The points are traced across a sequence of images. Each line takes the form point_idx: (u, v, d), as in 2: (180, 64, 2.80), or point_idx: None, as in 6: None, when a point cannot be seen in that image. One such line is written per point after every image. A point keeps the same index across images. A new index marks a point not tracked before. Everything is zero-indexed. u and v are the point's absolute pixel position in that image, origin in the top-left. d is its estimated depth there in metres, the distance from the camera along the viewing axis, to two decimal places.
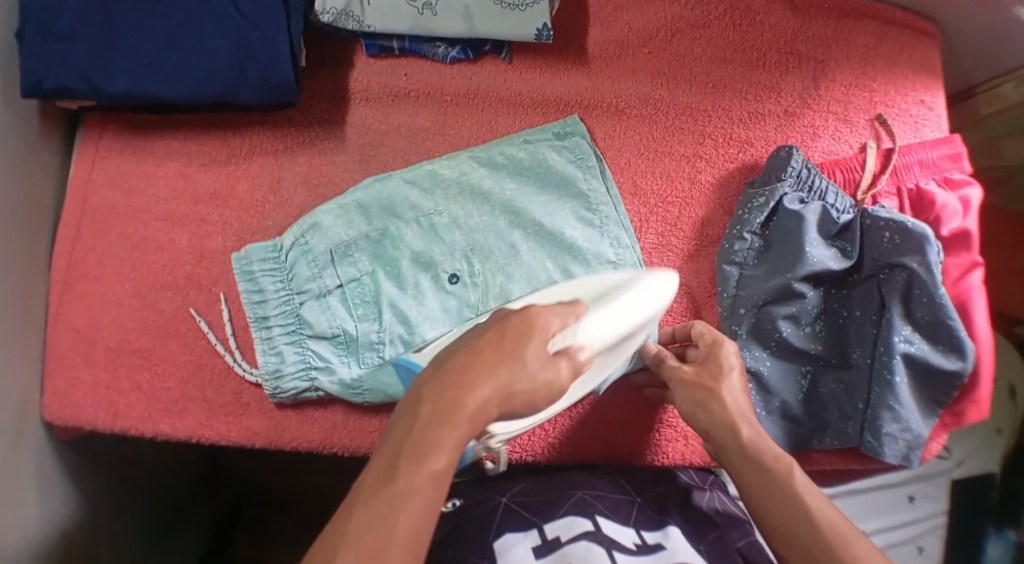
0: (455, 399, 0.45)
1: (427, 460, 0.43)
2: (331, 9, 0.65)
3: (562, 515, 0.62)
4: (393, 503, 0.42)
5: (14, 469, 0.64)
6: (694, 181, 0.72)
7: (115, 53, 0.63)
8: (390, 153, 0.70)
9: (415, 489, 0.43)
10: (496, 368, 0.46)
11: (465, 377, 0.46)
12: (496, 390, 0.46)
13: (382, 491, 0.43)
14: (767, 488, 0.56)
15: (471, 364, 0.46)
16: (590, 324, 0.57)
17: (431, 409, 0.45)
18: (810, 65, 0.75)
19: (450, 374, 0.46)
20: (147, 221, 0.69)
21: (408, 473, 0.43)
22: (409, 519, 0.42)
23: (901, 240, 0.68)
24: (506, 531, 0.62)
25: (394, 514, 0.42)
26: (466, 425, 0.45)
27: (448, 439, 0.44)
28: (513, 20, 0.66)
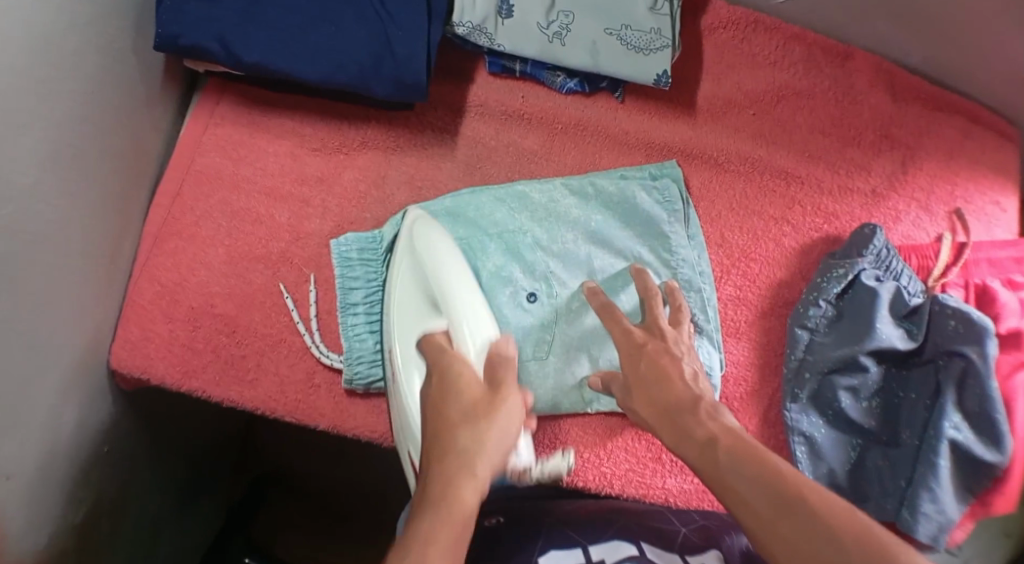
0: (451, 403, 0.54)
1: (455, 449, 0.50)
2: (467, 22, 0.68)
3: (607, 539, 0.61)
4: (442, 487, 0.47)
5: (74, 408, 0.65)
6: (778, 243, 0.75)
7: (255, 23, 0.65)
8: (494, 167, 0.73)
9: (465, 475, 0.48)
10: (464, 380, 0.56)
11: (446, 390, 0.56)
12: (478, 394, 0.55)
13: (427, 489, 0.47)
14: (709, 457, 0.49)
15: (448, 390, 0.56)
16: (466, 317, 0.63)
17: (438, 424, 0.53)
18: (901, 150, 0.78)
19: (435, 403, 0.55)
20: (250, 192, 0.71)
21: (445, 466, 0.49)
22: (472, 496, 0.46)
23: (964, 330, 0.70)
24: (550, 548, 0.61)
25: (450, 491, 0.46)
26: (474, 416, 0.53)
27: (465, 428, 0.52)
28: (635, 62, 0.69)
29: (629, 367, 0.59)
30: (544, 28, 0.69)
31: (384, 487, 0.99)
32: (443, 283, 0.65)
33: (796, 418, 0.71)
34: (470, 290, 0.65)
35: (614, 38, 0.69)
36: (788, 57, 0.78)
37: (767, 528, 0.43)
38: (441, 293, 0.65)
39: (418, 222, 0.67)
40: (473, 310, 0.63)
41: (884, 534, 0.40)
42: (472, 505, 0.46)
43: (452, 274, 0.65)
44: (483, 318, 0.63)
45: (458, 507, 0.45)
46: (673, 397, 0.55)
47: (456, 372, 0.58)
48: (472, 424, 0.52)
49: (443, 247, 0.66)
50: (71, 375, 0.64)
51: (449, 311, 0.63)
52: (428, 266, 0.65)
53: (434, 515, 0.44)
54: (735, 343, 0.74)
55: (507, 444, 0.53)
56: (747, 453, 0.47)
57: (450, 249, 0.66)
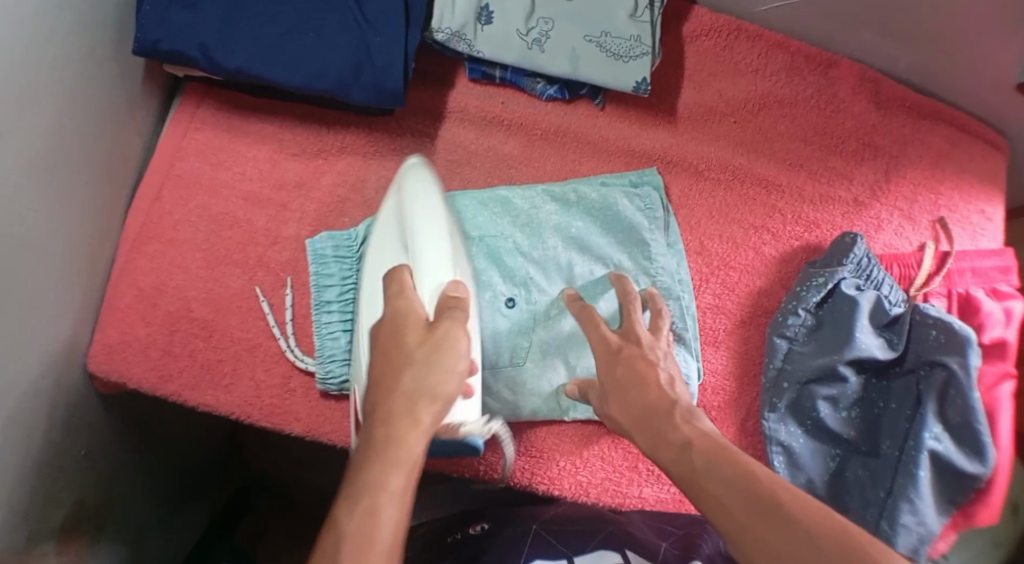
0: (396, 339, 0.49)
1: (400, 388, 0.47)
2: (446, 28, 0.68)
3: (593, 549, 0.63)
4: (385, 427, 0.45)
5: (51, 410, 0.64)
6: (758, 252, 0.75)
7: (234, 29, 0.65)
8: (474, 173, 0.73)
9: (410, 412, 0.46)
10: (412, 317, 0.51)
11: (395, 324, 0.51)
12: (420, 335, 0.49)
13: (371, 432, 0.45)
14: (686, 460, 0.49)
15: (398, 322, 0.51)
16: (424, 261, 0.57)
17: (384, 357, 0.49)
18: (884, 158, 0.77)
19: (383, 335, 0.51)
20: (229, 197, 0.71)
21: (387, 405, 0.46)
22: (418, 442, 0.45)
23: (946, 340, 0.69)
24: (536, 557, 0.63)
25: (394, 433, 0.45)
26: (421, 358, 0.48)
27: (410, 370, 0.47)
28: (615, 70, 0.69)
29: (606, 373, 0.59)
30: (523, 35, 0.69)
31: None
32: (415, 222, 0.60)
33: (774, 427, 0.71)
34: (440, 230, 0.61)
35: (593, 45, 0.69)
36: (771, 64, 0.77)
37: (745, 532, 0.43)
38: (409, 234, 0.60)
39: (412, 171, 0.66)
40: (435, 252, 0.58)
41: (856, 531, 0.40)
42: (414, 448, 0.44)
43: (429, 221, 0.61)
44: (443, 260, 0.58)
45: (404, 448, 0.44)
46: (650, 402, 0.55)
47: (406, 305, 0.52)
48: (421, 365, 0.47)
49: (423, 189, 0.63)
50: (50, 379, 0.64)
51: (413, 249, 0.59)
52: (407, 207, 0.63)
53: (379, 457, 0.43)
54: (713, 351, 0.74)
55: (449, 390, 0.47)
56: (722, 457, 0.47)
57: (433, 200, 0.63)
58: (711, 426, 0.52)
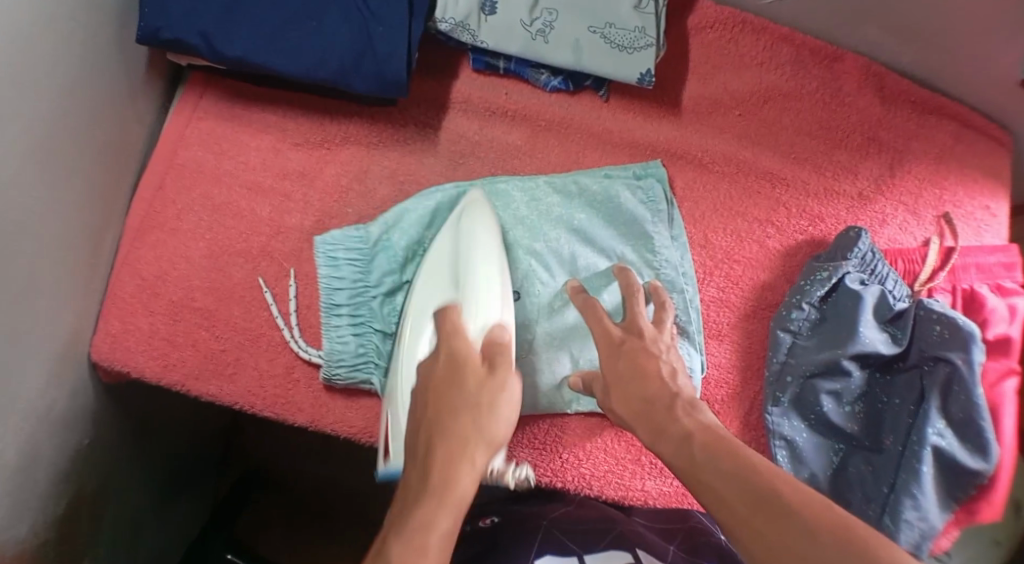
0: (451, 380, 0.51)
1: (457, 430, 0.48)
2: (450, 18, 0.68)
3: (603, 549, 0.61)
4: (441, 471, 0.45)
5: (53, 400, 0.64)
6: (762, 245, 0.75)
7: (237, 17, 0.65)
8: (478, 163, 0.73)
9: (466, 456, 0.46)
10: (468, 360, 0.53)
11: (448, 368, 0.53)
12: (478, 377, 0.52)
13: (425, 472, 0.45)
14: (686, 453, 0.49)
15: (455, 362, 0.53)
16: (476, 294, 0.60)
17: (438, 395, 0.51)
18: (889, 153, 0.77)
19: (437, 376, 0.52)
20: (232, 186, 0.71)
21: (445, 445, 0.47)
22: (469, 483, 0.45)
23: (950, 335, 0.69)
24: (546, 553, 0.61)
25: (449, 475, 0.45)
26: (479, 402, 0.49)
27: (466, 414, 0.49)
28: (619, 61, 0.69)
29: (608, 366, 0.59)
30: (527, 25, 0.69)
31: (363, 485, 0.98)
32: (472, 263, 0.62)
33: (777, 421, 0.71)
34: (487, 267, 0.62)
35: (597, 36, 0.69)
36: (776, 58, 0.77)
37: (742, 524, 0.43)
38: (461, 265, 0.62)
39: (471, 205, 0.67)
40: (487, 284, 0.61)
41: (858, 525, 0.40)
42: (465, 492, 0.45)
43: (481, 250, 0.64)
44: (494, 303, 0.60)
45: (457, 491, 0.44)
46: (651, 394, 0.55)
47: (460, 348, 0.55)
48: (479, 409, 0.49)
49: (479, 228, 0.65)
50: (53, 368, 0.64)
51: (465, 287, 0.60)
52: (462, 244, 0.64)
53: (433, 496, 0.43)
54: (717, 345, 0.74)
55: (500, 436, 0.49)
56: (722, 448, 0.47)
57: (484, 227, 0.65)
58: (713, 418, 0.52)
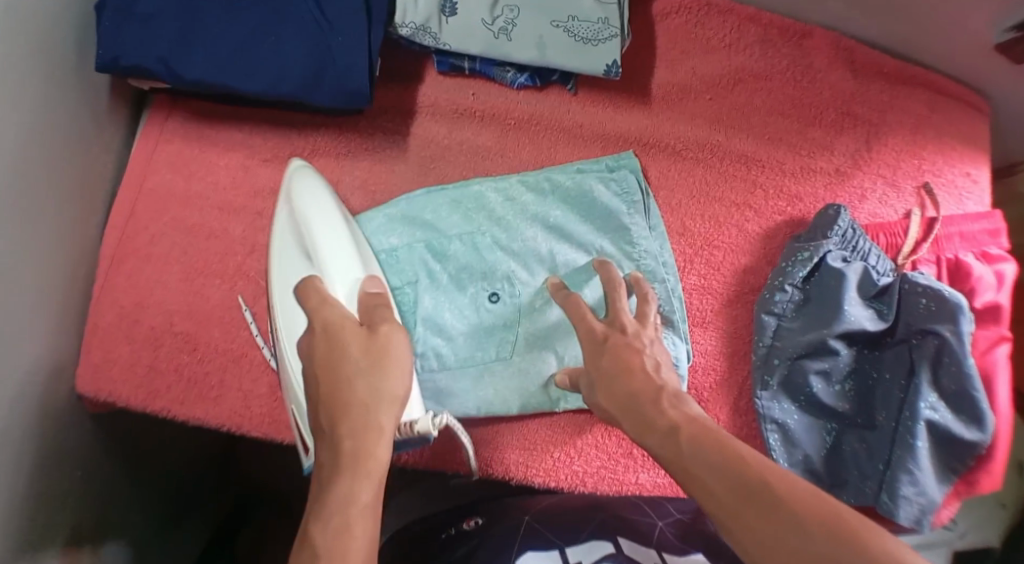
0: (341, 348, 0.54)
1: (357, 389, 0.52)
2: (409, 23, 0.67)
3: (584, 540, 0.60)
4: (335, 527, 0.45)
5: (41, 434, 0.64)
6: (740, 229, 0.74)
7: (194, 38, 0.64)
8: (449, 168, 0.72)
9: (364, 419, 0.51)
10: (346, 354, 0.54)
11: (332, 357, 0.54)
12: (359, 342, 0.55)
13: (317, 532, 0.45)
14: (673, 443, 0.48)
15: (341, 333, 0.55)
16: (333, 264, 0.62)
17: (333, 365, 0.53)
18: (864, 127, 0.76)
19: (323, 350, 0.55)
20: (203, 207, 0.70)
21: (335, 501, 0.46)
22: (359, 540, 0.44)
23: (937, 307, 0.69)
24: (528, 549, 0.60)
25: (342, 534, 0.44)
26: (357, 414, 0.51)
27: (355, 431, 0.50)
28: (584, 55, 0.69)
29: (592, 361, 0.58)
30: (488, 25, 0.68)
31: None
32: (316, 231, 0.63)
33: (767, 405, 0.70)
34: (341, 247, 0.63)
35: (560, 31, 0.68)
36: (744, 38, 0.76)
37: (733, 518, 0.42)
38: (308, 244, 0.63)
39: (296, 178, 0.67)
40: (342, 256, 0.63)
41: (848, 519, 0.38)
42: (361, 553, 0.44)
43: (330, 226, 0.64)
44: (342, 273, 0.62)
45: (373, 459, 0.49)
46: (635, 388, 0.54)
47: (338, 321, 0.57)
48: (377, 362, 0.53)
49: (317, 197, 0.65)
50: (36, 403, 0.63)
51: (318, 258, 0.62)
52: (300, 214, 0.64)
53: (345, 473, 0.48)
54: (702, 333, 0.73)
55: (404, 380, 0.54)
56: (712, 443, 0.46)
57: (324, 205, 0.65)
58: (700, 410, 0.51)
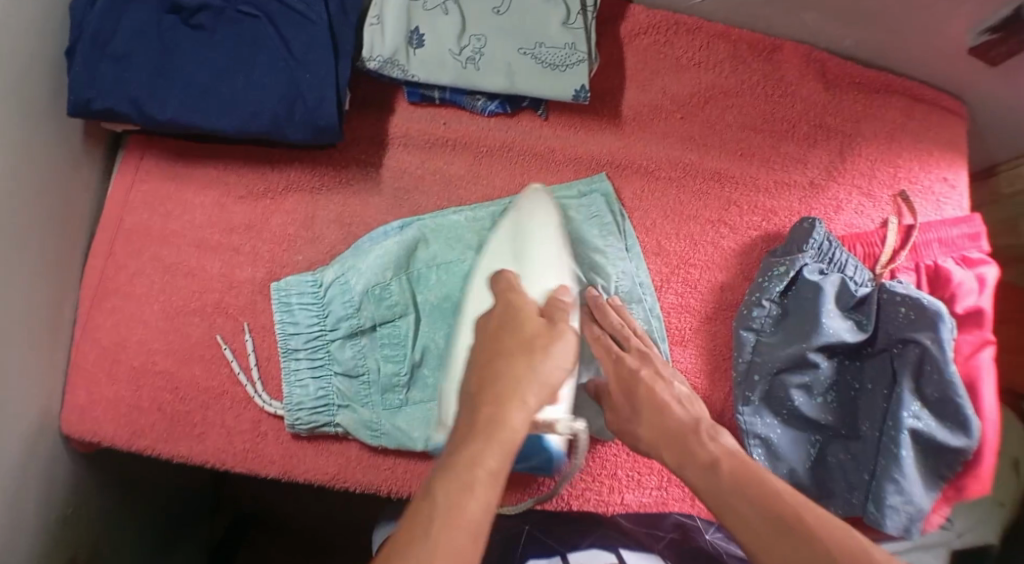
0: (528, 351, 0.52)
1: (517, 394, 0.49)
2: (378, 56, 0.67)
3: (586, 547, 0.63)
4: (451, 493, 0.43)
5: (30, 478, 0.64)
6: (716, 246, 0.75)
7: (166, 80, 0.65)
8: (423, 198, 0.72)
9: (497, 418, 0.48)
10: (525, 323, 0.54)
11: (506, 327, 0.54)
12: (538, 327, 0.54)
13: (430, 497, 0.43)
14: (712, 477, 0.51)
15: (522, 332, 0.53)
16: (536, 264, 0.66)
17: (488, 360, 0.52)
18: (837, 138, 0.77)
19: (493, 346, 0.52)
20: (181, 246, 0.71)
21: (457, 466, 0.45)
22: (476, 507, 0.43)
23: (916, 317, 0.69)
24: (530, 556, 0.63)
25: (457, 501, 0.43)
26: (503, 384, 0.50)
27: (517, 403, 0.49)
28: (554, 80, 0.69)
29: (624, 397, 0.61)
30: (456, 54, 0.68)
31: (357, 511, 0.99)
32: (534, 237, 0.68)
33: (750, 420, 0.70)
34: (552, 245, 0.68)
35: (528, 58, 0.69)
36: (714, 55, 0.77)
37: (766, 549, 0.46)
38: (524, 245, 0.67)
39: (526, 198, 0.71)
40: (547, 261, 0.67)
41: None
42: (477, 521, 0.42)
43: (539, 237, 0.68)
44: (552, 269, 0.66)
45: (484, 466, 0.45)
46: (672, 427, 0.57)
47: (520, 303, 0.57)
48: (532, 355, 0.52)
49: (543, 209, 0.70)
50: (23, 450, 0.64)
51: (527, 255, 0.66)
52: (524, 224, 0.69)
53: (460, 483, 0.44)
54: (683, 351, 0.73)
55: (548, 385, 0.51)
56: (748, 473, 0.50)
57: (548, 219, 0.69)
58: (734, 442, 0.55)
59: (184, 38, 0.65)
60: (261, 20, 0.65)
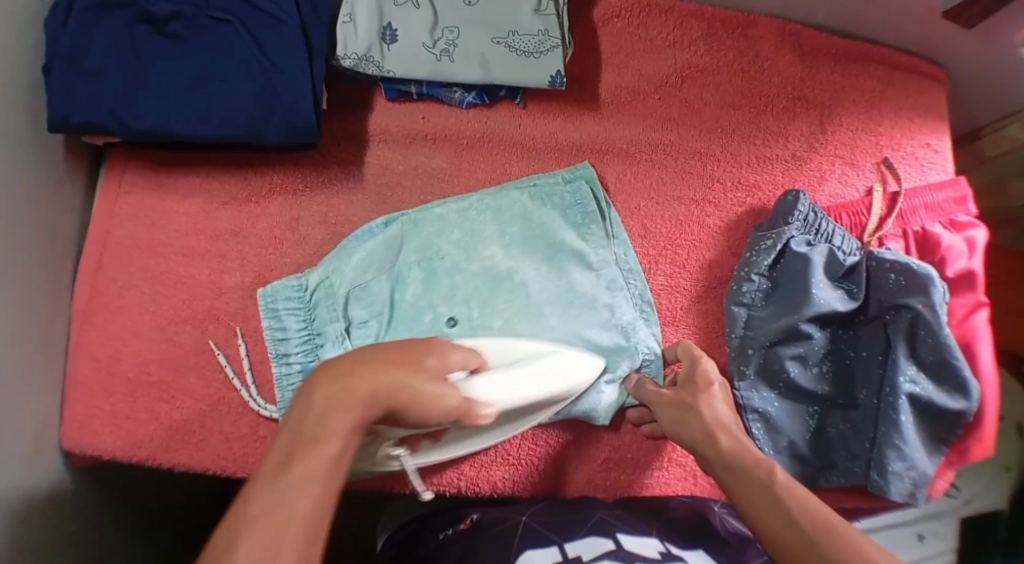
0: (380, 371, 0.48)
1: (348, 417, 0.45)
2: (352, 54, 0.68)
3: (584, 535, 0.60)
4: (303, 458, 0.42)
5: (33, 496, 0.64)
6: (702, 225, 0.75)
7: (143, 90, 0.65)
8: (406, 194, 0.73)
9: (318, 445, 0.43)
10: (420, 363, 0.51)
11: (402, 352, 0.51)
12: (431, 366, 0.52)
13: (285, 460, 0.41)
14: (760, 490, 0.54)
15: (383, 359, 0.49)
16: (495, 381, 0.58)
17: (364, 355, 0.49)
18: (817, 109, 0.77)
19: (352, 364, 0.48)
20: (168, 255, 0.71)
21: (309, 435, 0.43)
22: (325, 474, 0.41)
23: (906, 281, 0.69)
24: (527, 548, 0.60)
25: (311, 468, 0.41)
26: (383, 374, 0.48)
27: (386, 391, 0.47)
28: (529, 67, 0.70)
29: (674, 428, 0.62)
30: (430, 47, 0.69)
31: (365, 521, 0.97)
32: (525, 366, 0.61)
33: (747, 395, 0.70)
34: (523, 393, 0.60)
35: (502, 46, 0.69)
36: (688, 35, 0.77)
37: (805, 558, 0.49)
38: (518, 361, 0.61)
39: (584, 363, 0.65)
40: (508, 382, 0.58)
41: None
42: (326, 496, 0.41)
43: (529, 378, 0.60)
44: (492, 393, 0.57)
45: (336, 439, 0.43)
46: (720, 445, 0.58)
47: (443, 350, 0.54)
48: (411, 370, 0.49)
49: (562, 373, 0.63)
50: (25, 467, 0.63)
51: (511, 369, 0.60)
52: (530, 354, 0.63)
53: (312, 450, 0.42)
54: (677, 331, 0.73)
55: (419, 395, 0.49)
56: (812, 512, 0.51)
57: (555, 377, 0.62)
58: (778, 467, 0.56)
59: (159, 47, 0.65)
60: (234, 24, 0.66)
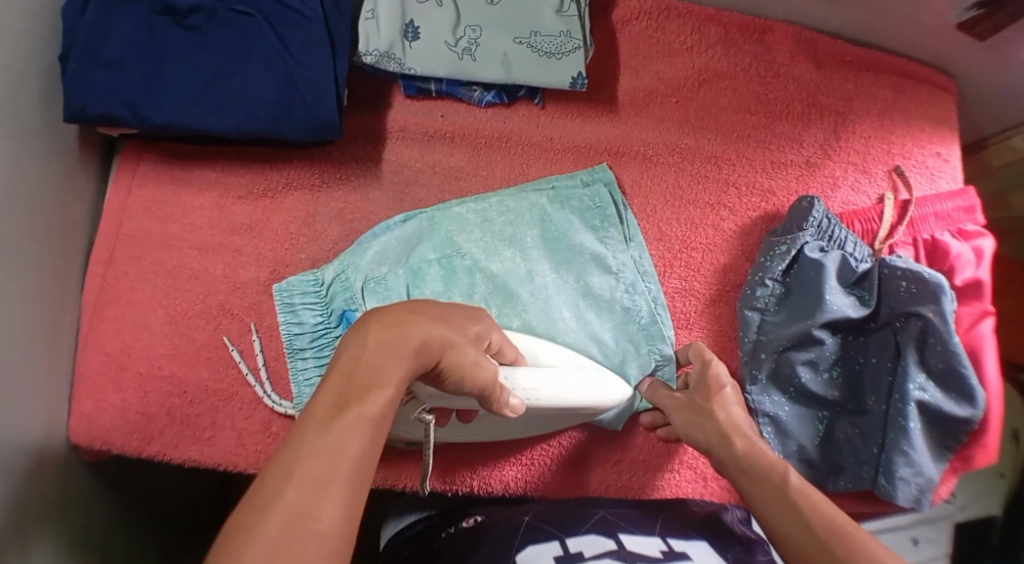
0: (432, 323, 0.45)
1: (401, 364, 0.42)
2: (373, 50, 0.68)
3: (585, 533, 0.60)
4: (354, 400, 0.39)
5: (43, 490, 0.63)
6: (717, 228, 0.75)
7: (162, 83, 0.64)
8: (423, 192, 0.73)
9: (370, 391, 0.40)
10: (462, 328, 0.48)
11: (445, 313, 0.48)
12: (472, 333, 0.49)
13: (338, 400, 0.39)
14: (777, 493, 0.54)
15: (427, 314, 0.46)
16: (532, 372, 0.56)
17: (413, 308, 0.47)
18: (831, 116, 0.77)
19: (400, 313, 0.45)
20: (182, 249, 0.70)
21: (360, 377, 0.41)
22: (375, 424, 0.39)
23: (917, 290, 0.69)
24: (528, 544, 0.60)
25: (359, 411, 0.39)
26: (428, 326, 0.45)
27: (433, 344, 0.44)
28: (550, 68, 0.70)
29: (683, 425, 0.62)
30: (452, 46, 0.69)
31: (371, 521, 0.97)
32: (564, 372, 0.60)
33: (758, 399, 0.71)
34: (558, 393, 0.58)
35: (524, 47, 0.69)
36: (705, 39, 0.77)
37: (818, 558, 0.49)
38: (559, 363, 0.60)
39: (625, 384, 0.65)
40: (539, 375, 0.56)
41: None
42: (372, 445, 0.39)
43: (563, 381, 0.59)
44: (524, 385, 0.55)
45: (389, 386, 0.41)
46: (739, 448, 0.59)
47: (484, 324, 0.52)
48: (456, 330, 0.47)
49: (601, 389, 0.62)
50: (35, 461, 0.63)
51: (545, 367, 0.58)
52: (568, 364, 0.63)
53: (362, 395, 0.40)
54: (690, 334, 0.74)
55: (463, 357, 0.46)
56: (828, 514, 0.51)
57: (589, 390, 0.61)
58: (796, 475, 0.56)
59: (178, 39, 0.65)
60: (255, 17, 0.65)
